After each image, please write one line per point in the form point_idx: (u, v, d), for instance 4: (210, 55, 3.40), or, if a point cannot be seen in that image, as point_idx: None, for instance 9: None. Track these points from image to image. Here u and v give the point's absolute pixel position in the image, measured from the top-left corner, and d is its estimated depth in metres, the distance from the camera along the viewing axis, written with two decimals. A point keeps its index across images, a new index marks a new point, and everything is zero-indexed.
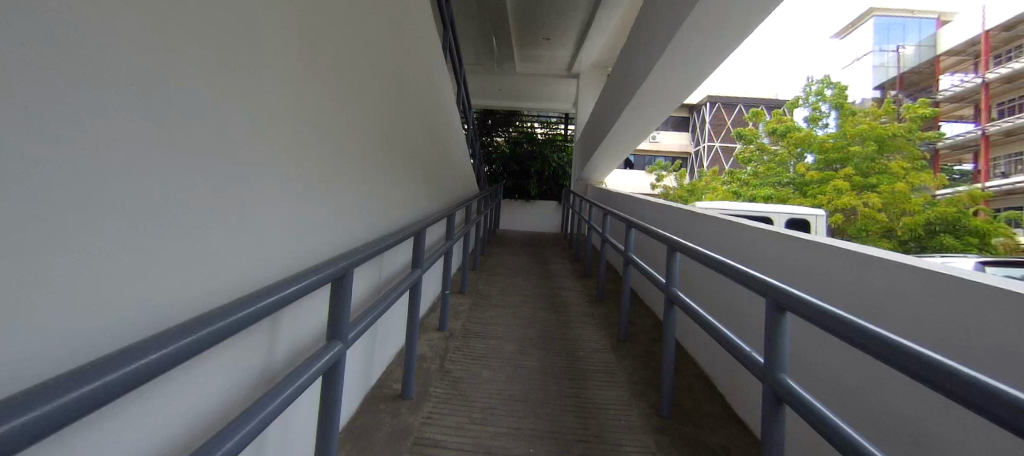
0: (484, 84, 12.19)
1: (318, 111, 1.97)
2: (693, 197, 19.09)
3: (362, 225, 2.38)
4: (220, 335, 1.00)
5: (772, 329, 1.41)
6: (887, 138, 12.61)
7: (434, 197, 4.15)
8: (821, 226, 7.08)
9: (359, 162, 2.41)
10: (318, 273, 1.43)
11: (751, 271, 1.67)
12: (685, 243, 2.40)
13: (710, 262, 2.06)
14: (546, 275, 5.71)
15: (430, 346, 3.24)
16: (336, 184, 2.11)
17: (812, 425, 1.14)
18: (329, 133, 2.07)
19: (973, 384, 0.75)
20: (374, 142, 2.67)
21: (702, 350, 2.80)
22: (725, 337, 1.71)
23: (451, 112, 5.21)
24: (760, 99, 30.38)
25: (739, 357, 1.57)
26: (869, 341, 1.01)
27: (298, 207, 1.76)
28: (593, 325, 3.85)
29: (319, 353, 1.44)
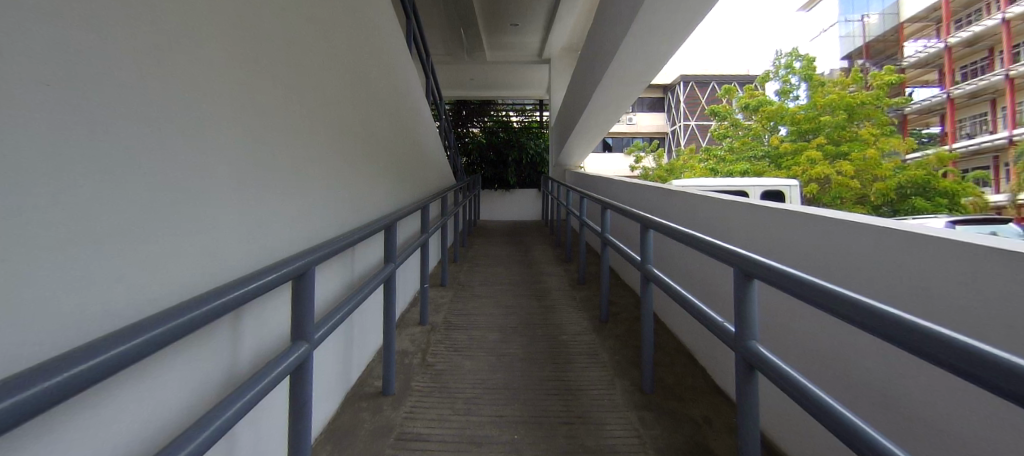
0: (456, 74, 11.99)
1: (279, 105, 1.88)
2: (672, 177, 19.26)
3: (328, 223, 2.31)
4: (181, 333, 0.95)
5: (741, 298, 1.40)
6: (855, 107, 12.92)
7: (406, 192, 4.06)
8: (796, 196, 7.24)
9: (323, 158, 2.33)
10: (277, 270, 1.37)
11: (720, 241, 1.66)
12: (659, 219, 2.39)
13: (682, 237, 2.06)
14: (528, 263, 5.71)
15: (411, 341, 3.20)
16: (300, 180, 2.03)
17: (786, 389, 1.14)
18: (291, 127, 1.99)
19: (953, 345, 0.72)
20: (337, 136, 2.57)
21: (682, 325, 2.83)
22: (698, 309, 1.70)
23: (419, 104, 5.08)
24: (731, 75, 30.78)
25: (713, 328, 1.56)
26: (842, 304, 0.99)
27: (263, 204, 1.68)
28: (575, 309, 3.86)
29: (284, 354, 1.39)
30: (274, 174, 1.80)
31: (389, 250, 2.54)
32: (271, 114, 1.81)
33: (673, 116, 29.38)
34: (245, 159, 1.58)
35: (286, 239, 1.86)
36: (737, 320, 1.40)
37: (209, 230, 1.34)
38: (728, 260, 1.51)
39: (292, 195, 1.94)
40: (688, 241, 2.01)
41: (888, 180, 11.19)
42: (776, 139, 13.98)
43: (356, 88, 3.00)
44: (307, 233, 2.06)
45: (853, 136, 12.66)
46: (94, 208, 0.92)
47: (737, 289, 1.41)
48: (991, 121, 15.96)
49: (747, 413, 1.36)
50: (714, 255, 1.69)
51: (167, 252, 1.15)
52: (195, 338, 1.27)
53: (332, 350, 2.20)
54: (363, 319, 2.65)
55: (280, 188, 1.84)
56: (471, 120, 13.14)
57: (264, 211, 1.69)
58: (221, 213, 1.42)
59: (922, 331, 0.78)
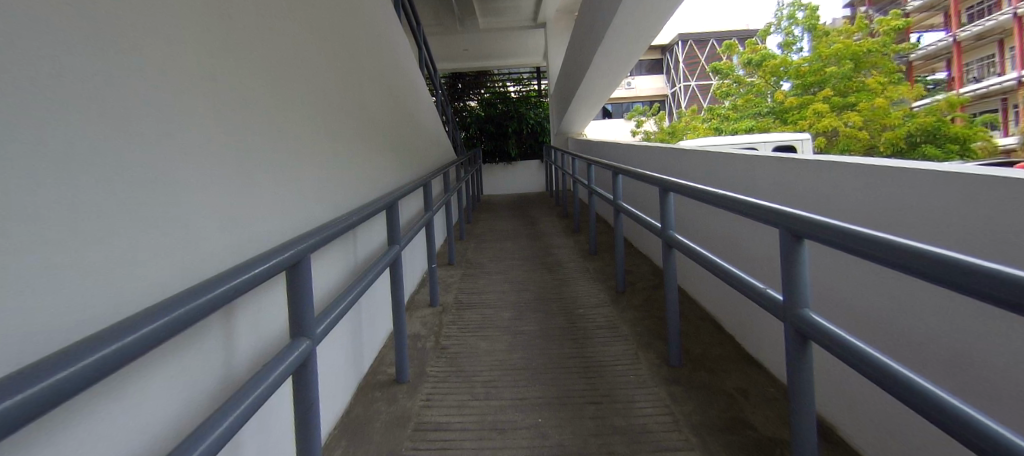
0: (449, 47, 11.57)
1: (262, 80, 1.70)
2: (674, 140, 18.86)
3: (325, 207, 2.15)
4: (178, 327, 0.81)
5: (789, 259, 1.22)
6: (863, 55, 12.46)
7: (405, 170, 3.88)
8: (809, 150, 7.00)
9: (315, 136, 2.15)
10: (266, 260, 1.20)
11: (755, 200, 1.48)
12: (680, 182, 2.20)
13: (710, 198, 1.88)
14: (536, 236, 5.57)
15: (423, 324, 3.09)
16: (291, 161, 1.86)
17: (842, 357, 0.99)
18: (276, 104, 1.79)
19: (975, 271, 0.64)
20: (328, 113, 2.37)
21: (707, 292, 2.70)
22: (735, 276, 1.55)
23: (413, 76, 4.81)
24: (732, 30, 29.70)
25: (754, 298, 1.41)
26: (890, 251, 0.85)
27: (250, 187, 1.51)
28: (589, 280, 3.73)
29: (283, 354, 1.24)
30: (262, 155, 1.63)
31: (392, 232, 2.38)
32: (253, 88, 1.62)
33: (672, 77, 28.57)
34: (228, 138, 1.41)
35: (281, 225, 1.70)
36: (784, 286, 1.23)
37: (195, 219, 1.18)
38: (768, 220, 1.33)
39: (283, 177, 1.77)
40: (716, 202, 1.83)
41: (899, 129, 10.86)
42: (782, 94, 13.54)
43: (345, 60, 2.77)
44: (301, 218, 1.89)
45: (862, 85, 12.23)
46: (69, 195, 0.76)
47: (783, 250, 1.24)
48: (998, 63, 15.36)
49: (799, 389, 1.22)
50: (750, 215, 1.51)
51: (154, 246, 1.00)
52: (181, 342, 1.12)
53: (339, 340, 2.07)
54: (371, 305, 2.52)
55: (269, 171, 1.67)
56: (467, 93, 12.78)
57: (252, 196, 1.52)
58: (211, 200, 1.27)
59: (945, 261, 0.70)
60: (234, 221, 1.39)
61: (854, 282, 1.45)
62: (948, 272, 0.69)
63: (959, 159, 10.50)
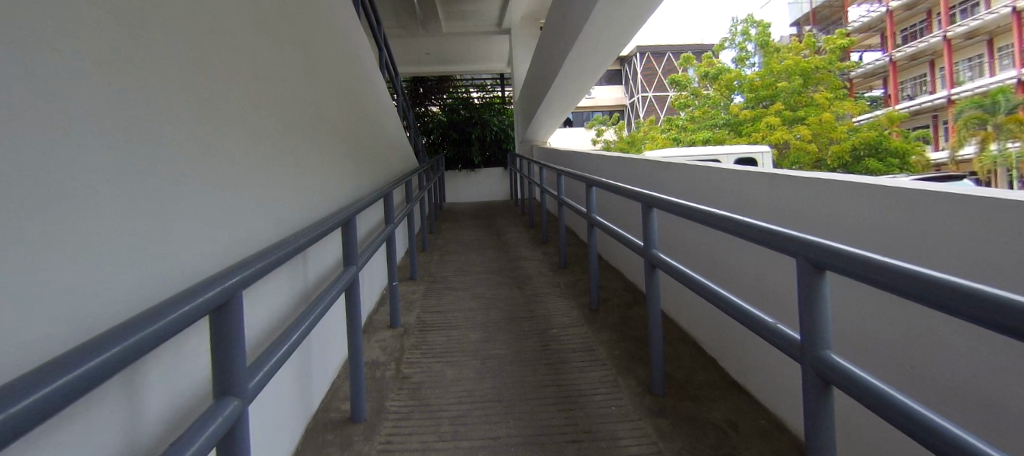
0: (411, 49, 11.20)
1: (201, 81, 1.43)
2: (633, 149, 19.30)
3: (273, 224, 1.86)
4: (83, 386, 0.54)
5: (808, 292, 1.09)
6: (810, 72, 13.45)
7: (365, 181, 3.59)
8: (767, 163, 7.31)
9: (265, 144, 1.87)
10: (197, 297, 0.91)
11: (755, 222, 1.37)
12: (664, 198, 2.09)
13: (698, 217, 1.76)
14: (503, 248, 5.38)
15: (383, 349, 2.80)
16: (232, 176, 1.57)
17: (853, 393, 0.89)
18: (218, 109, 1.52)
19: (967, 293, 0.58)
20: (278, 113, 2.08)
21: (694, 314, 2.65)
22: (738, 306, 1.47)
23: (372, 75, 4.50)
24: (685, 46, 31.11)
25: (768, 338, 1.28)
26: (887, 275, 0.77)
27: (186, 208, 1.24)
28: (561, 298, 3.60)
29: (208, 415, 0.92)
30: (202, 169, 1.36)
31: (348, 252, 2.09)
32: (192, 91, 1.36)
33: (631, 88, 29.44)
34: (160, 152, 1.15)
35: (220, 251, 1.41)
36: (801, 321, 1.10)
37: (114, 250, 0.92)
38: (777, 247, 1.21)
39: (224, 194, 1.49)
40: (706, 221, 1.72)
41: (844, 143, 11.72)
42: (735, 107, 14.19)
43: (297, 55, 2.48)
44: (243, 238, 1.59)
45: (810, 100, 13.25)
46: None
47: (801, 281, 1.11)
48: (928, 82, 17.19)
49: (822, 436, 1.08)
50: (748, 239, 1.39)
51: (60, 292, 0.74)
52: (71, 411, 0.80)
53: (284, 379, 1.77)
54: (323, 334, 2.21)
55: (210, 189, 1.39)
56: (429, 97, 12.44)
57: (189, 218, 1.24)
58: (129, 215, 0.98)
59: (935, 282, 0.64)
60: (160, 241, 1.10)
61: (860, 314, 1.39)
62: (939, 290, 0.63)
63: (897, 172, 11.55)
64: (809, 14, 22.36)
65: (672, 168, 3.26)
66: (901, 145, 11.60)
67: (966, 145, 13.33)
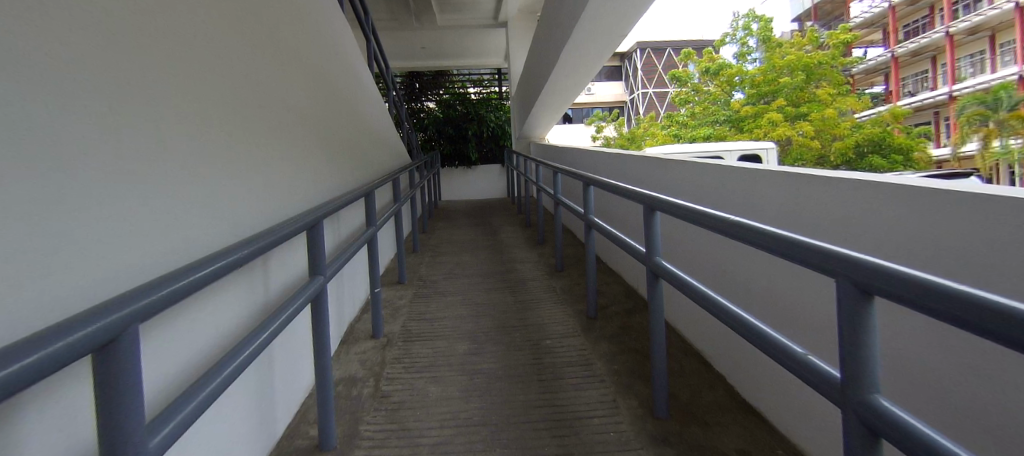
0: (405, 43, 10.93)
1: (139, 66, 1.22)
2: (633, 146, 19.06)
3: (229, 228, 1.64)
4: None
5: (847, 319, 0.84)
6: (812, 67, 13.23)
7: (347, 180, 3.36)
8: (771, 159, 7.13)
9: (219, 138, 1.64)
10: (98, 321, 0.70)
11: (776, 230, 1.16)
12: (670, 199, 1.87)
13: (711, 223, 1.54)
14: (497, 249, 5.16)
15: (362, 363, 2.58)
16: (181, 174, 1.36)
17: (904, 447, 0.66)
18: (161, 98, 1.31)
19: (1003, 313, 0.42)
20: (240, 103, 1.85)
21: (700, 325, 2.45)
22: (763, 331, 1.26)
23: (358, 67, 4.26)
24: (685, 42, 30.83)
25: (799, 373, 1.05)
26: (922, 292, 0.60)
27: (115, 213, 1.03)
28: (556, 304, 3.40)
29: None
30: (138, 167, 1.15)
31: (315, 261, 1.87)
32: (126, 78, 1.15)
33: (630, 84, 29.17)
34: (83, 148, 0.95)
35: (161, 262, 1.20)
36: (840, 356, 0.86)
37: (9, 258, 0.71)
38: (808, 261, 0.98)
39: (168, 197, 1.27)
40: (719, 228, 1.49)
41: (848, 139, 11.56)
42: (736, 103, 13.95)
43: (265, 41, 2.25)
44: (191, 246, 1.37)
45: (812, 96, 13.01)
46: None
47: (840, 304, 0.87)
48: (930, 78, 17.08)
49: None
50: (770, 251, 1.17)
51: None
52: None
53: (235, 407, 1.55)
54: (290, 350, 1.99)
55: (150, 189, 1.19)
56: (424, 93, 12.16)
57: (117, 222, 1.03)
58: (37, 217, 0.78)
59: (962, 298, 0.49)
60: (78, 250, 0.89)
61: (902, 338, 1.19)
62: (976, 313, 0.46)
63: (902, 168, 11.39)
64: (810, 10, 22.16)
65: (676, 167, 3.07)
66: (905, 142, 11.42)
67: (969, 143, 13.18)
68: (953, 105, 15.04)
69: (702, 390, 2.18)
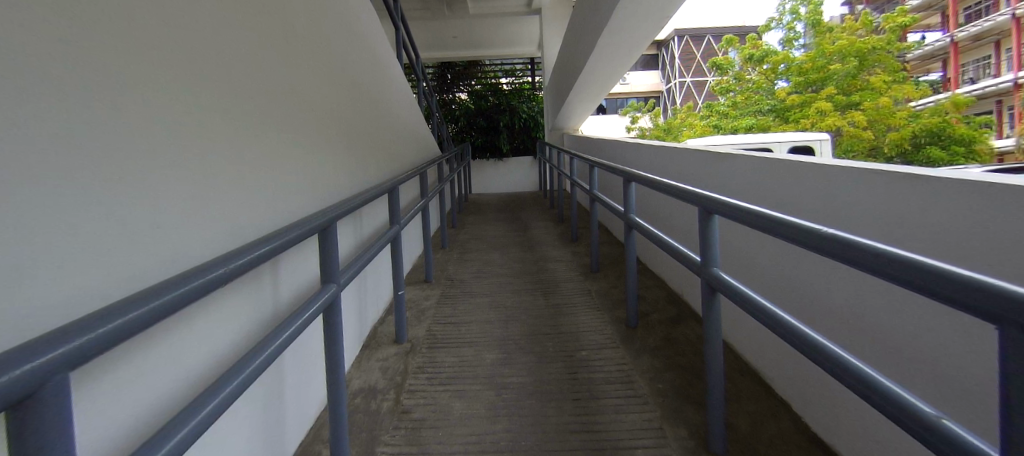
0: (436, 34, 10.82)
1: (121, 49, 1.06)
2: (669, 137, 18.34)
3: (229, 230, 1.47)
4: None
5: (1011, 382, 0.49)
6: (866, 53, 12.22)
7: (371, 175, 3.22)
8: (827, 150, 6.50)
9: (219, 131, 1.49)
10: (59, 348, 0.53)
11: (868, 241, 0.82)
12: (731, 202, 1.57)
13: (780, 229, 1.22)
14: (527, 246, 4.94)
15: (383, 372, 2.42)
16: (170, 173, 1.20)
17: None
18: (146, 87, 1.14)
19: None
20: (242, 93, 1.69)
21: (759, 344, 2.14)
22: (844, 359, 0.91)
23: (385, 57, 4.10)
24: (728, 28, 29.33)
25: (909, 430, 0.69)
26: None
27: (80, 224, 0.86)
28: (591, 310, 3.13)
29: None
30: (117, 167, 0.99)
31: (327, 269, 1.70)
32: (104, 63, 0.99)
33: (667, 73, 28.07)
34: (41, 146, 0.78)
35: (135, 276, 1.02)
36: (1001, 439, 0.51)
37: None
38: (914, 285, 0.66)
39: (152, 199, 1.11)
40: (785, 234, 1.20)
41: (903, 130, 10.65)
42: (783, 91, 13.08)
43: (276, 28, 2.09)
44: (176, 254, 1.19)
45: (865, 84, 12.00)
46: None
47: (1005, 374, 0.50)
48: (998, 63, 15.63)
49: None
50: (847, 263, 0.87)
51: None
52: None
53: (239, 432, 1.39)
54: (299, 361, 1.83)
55: (128, 191, 1.02)
56: (455, 84, 12.05)
57: (81, 233, 0.86)
58: None
59: None
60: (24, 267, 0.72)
61: None
62: None
63: (963, 161, 10.48)
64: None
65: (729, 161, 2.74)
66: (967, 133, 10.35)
67: None
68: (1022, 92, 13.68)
69: (763, 421, 1.87)
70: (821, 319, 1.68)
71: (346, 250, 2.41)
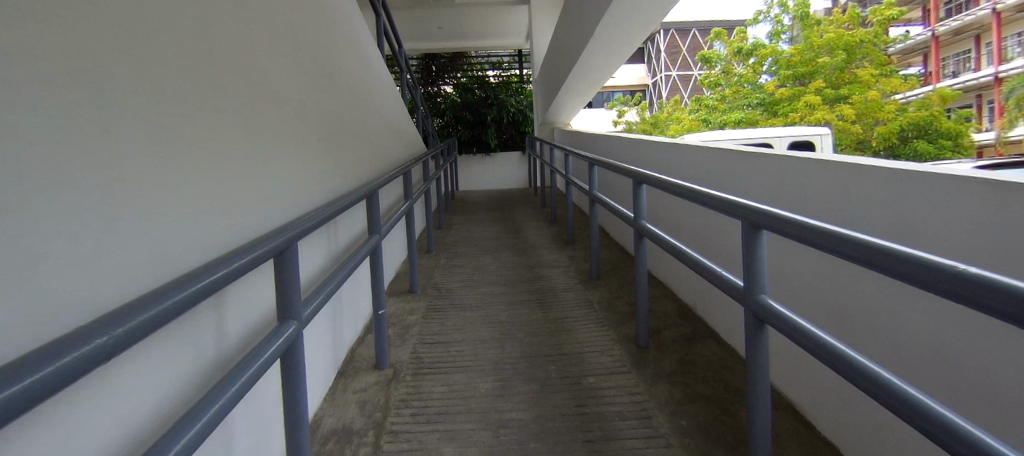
0: (420, 24, 10.35)
1: (32, 25, 0.75)
2: (657, 131, 18.18)
3: (166, 255, 1.11)
4: None
5: None
6: (853, 46, 12.19)
7: (349, 176, 2.87)
8: (827, 146, 6.30)
9: (159, 125, 1.15)
10: None
11: (988, 275, 0.55)
12: (777, 213, 1.28)
13: (837, 246, 0.95)
14: (520, 249, 4.64)
15: (360, 406, 2.09)
16: (101, 187, 0.90)
17: None
18: (81, 80, 0.87)
19: None
20: (188, 78, 1.33)
21: (792, 368, 1.90)
22: (933, 410, 0.66)
23: (366, 44, 3.72)
24: (713, 21, 29.28)
25: None
26: None
27: None
28: (595, 326, 2.85)
29: None
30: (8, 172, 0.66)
31: (285, 305, 1.34)
32: (11, 45, 0.70)
33: (654, 66, 27.95)
34: None
35: (53, 327, 0.72)
36: None
37: None
38: None
39: (61, 216, 0.77)
40: (847, 252, 0.92)
41: (890, 123, 10.63)
42: (771, 85, 12.98)
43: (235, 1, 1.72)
44: (114, 288, 0.90)
45: (853, 78, 11.94)
46: None
47: None
48: (976, 58, 15.90)
49: None
50: (939, 295, 0.63)
51: None
52: None
53: None
54: (251, 408, 1.48)
55: (36, 215, 0.71)
56: (440, 76, 11.61)
57: None
58: None
59: None
60: None
61: None
62: None
63: (949, 155, 10.47)
64: None
65: (744, 163, 2.51)
66: (951, 126, 10.55)
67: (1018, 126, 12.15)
68: (1000, 86, 13.94)
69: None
70: (867, 348, 1.49)
71: (315, 267, 2.05)
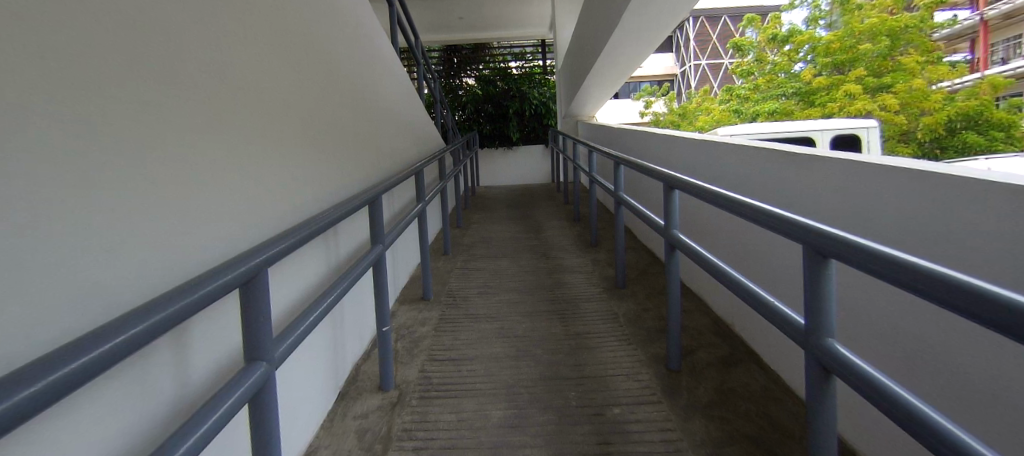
0: (440, 17, 10.16)
1: None
2: (684, 123, 17.48)
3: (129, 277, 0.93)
4: None
5: None
6: (898, 31, 11.25)
7: (355, 179, 2.69)
8: (876, 141, 5.74)
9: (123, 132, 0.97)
10: None
11: None
12: (840, 232, 0.99)
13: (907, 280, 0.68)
14: (540, 251, 4.39)
15: (359, 436, 1.90)
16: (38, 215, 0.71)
17: None
18: (20, 84, 0.71)
19: None
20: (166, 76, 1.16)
21: (859, 412, 1.62)
22: None
23: (378, 38, 3.53)
24: (746, 7, 27.90)
25: None
26: None
27: None
28: (621, 344, 2.58)
29: None
30: None
31: (254, 342, 1.13)
32: None
33: (682, 56, 26.94)
34: None
35: None
36: None
37: None
38: None
39: None
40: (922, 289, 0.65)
41: (937, 113, 9.78)
42: (807, 72, 12.15)
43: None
44: (53, 336, 0.72)
45: (895, 65, 11.01)
46: None
47: None
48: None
49: None
50: None
51: None
52: None
53: None
54: (224, 454, 1.30)
55: None
56: (462, 69, 11.41)
57: None
58: None
59: None
60: None
61: None
62: None
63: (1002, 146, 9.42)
64: None
65: (782, 167, 2.19)
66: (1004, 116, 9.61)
67: None
68: None
69: None
70: (953, 403, 1.22)
71: (312, 282, 1.87)
